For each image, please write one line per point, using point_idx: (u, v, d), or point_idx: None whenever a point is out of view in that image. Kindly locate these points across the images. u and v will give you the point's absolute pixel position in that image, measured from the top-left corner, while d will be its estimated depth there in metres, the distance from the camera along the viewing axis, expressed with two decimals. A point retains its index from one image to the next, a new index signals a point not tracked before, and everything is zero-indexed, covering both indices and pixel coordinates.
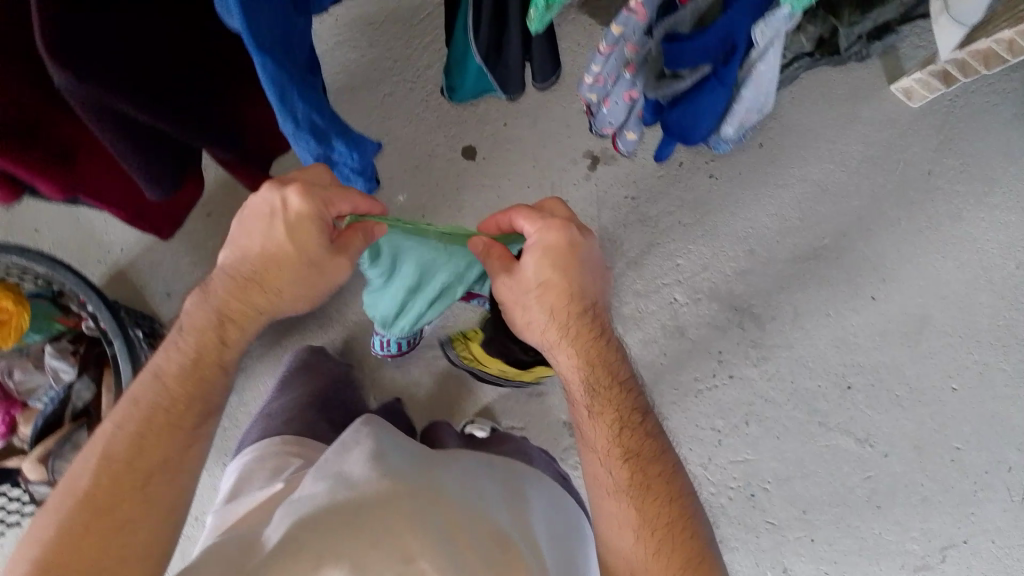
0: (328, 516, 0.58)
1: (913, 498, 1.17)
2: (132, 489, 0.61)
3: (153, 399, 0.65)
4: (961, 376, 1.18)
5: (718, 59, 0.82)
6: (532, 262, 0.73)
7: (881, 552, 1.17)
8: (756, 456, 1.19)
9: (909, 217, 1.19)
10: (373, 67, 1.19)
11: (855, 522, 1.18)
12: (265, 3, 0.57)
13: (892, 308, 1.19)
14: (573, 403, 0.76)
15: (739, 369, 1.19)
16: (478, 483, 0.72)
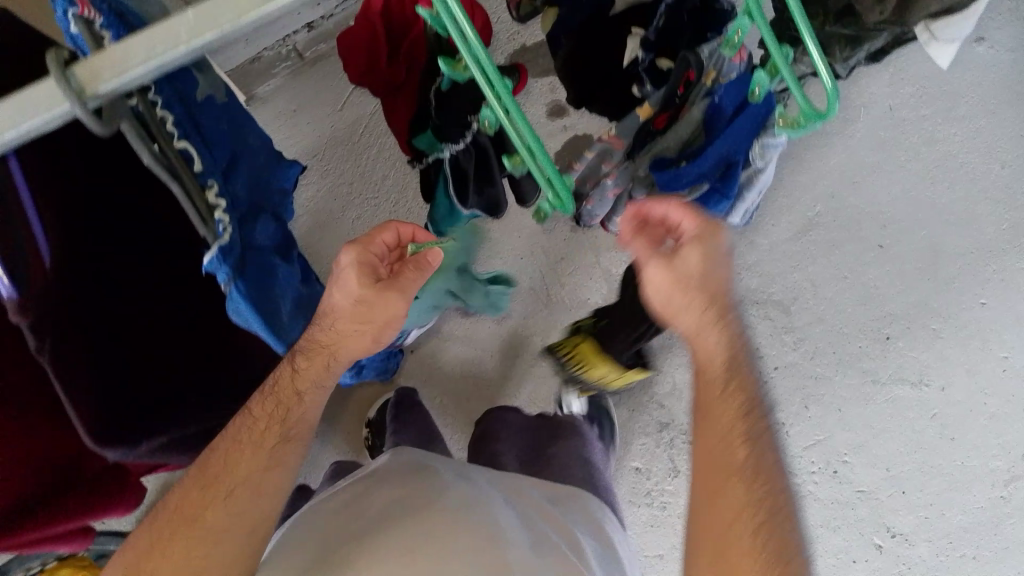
0: (379, 551, 0.60)
1: (982, 419, 1.14)
2: (210, 500, 0.66)
3: (225, 448, 0.68)
4: (989, 287, 1.15)
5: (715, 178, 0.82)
6: (689, 253, 0.67)
7: (968, 479, 1.14)
8: (825, 434, 1.17)
9: (886, 155, 1.21)
10: (332, 198, 1.19)
11: (937, 461, 1.15)
12: (253, 282, 0.66)
13: (902, 249, 1.18)
14: (702, 384, 0.68)
15: (780, 359, 1.19)
16: (508, 500, 0.68)
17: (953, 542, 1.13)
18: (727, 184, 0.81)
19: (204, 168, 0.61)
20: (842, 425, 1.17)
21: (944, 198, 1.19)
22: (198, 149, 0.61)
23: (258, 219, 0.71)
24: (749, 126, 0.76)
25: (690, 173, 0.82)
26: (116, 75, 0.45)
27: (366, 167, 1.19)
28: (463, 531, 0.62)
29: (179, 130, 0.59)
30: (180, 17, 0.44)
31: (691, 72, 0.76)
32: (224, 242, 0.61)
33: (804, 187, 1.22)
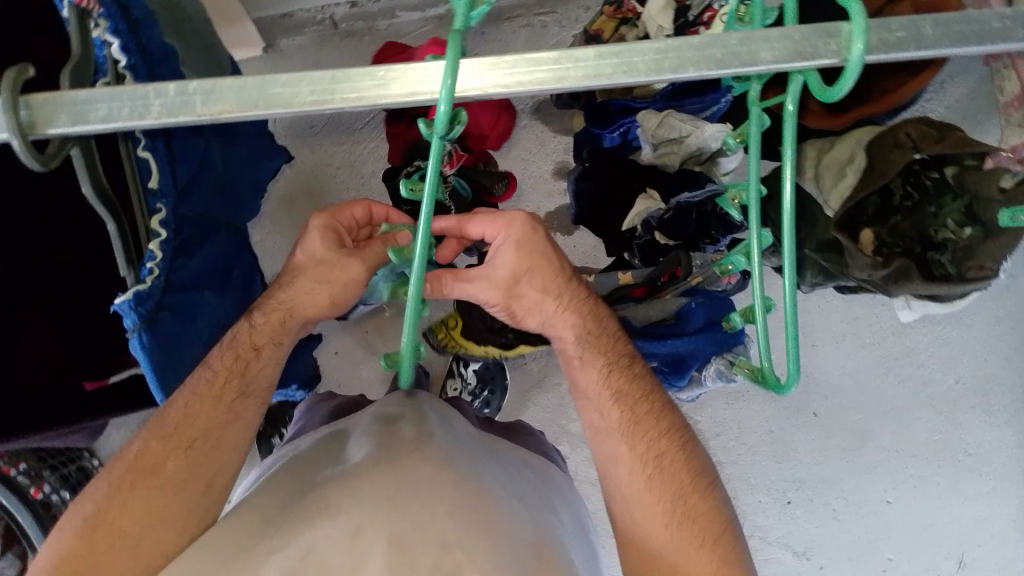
0: (370, 489, 0.48)
1: (926, 513, 1.12)
2: (175, 450, 0.61)
3: (185, 402, 0.63)
4: (950, 403, 1.11)
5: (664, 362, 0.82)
6: (507, 259, 0.63)
7: (909, 559, 1.13)
8: (757, 497, 1.14)
9: None
10: (315, 174, 1.15)
11: (876, 543, 1.13)
12: (166, 342, 0.66)
13: (882, 335, 1.12)
14: (584, 396, 0.68)
15: (724, 419, 1.13)
16: (506, 456, 0.60)
17: None
18: (674, 375, 0.82)
19: (158, 190, 0.64)
20: (791, 484, 1.13)
21: None
22: (161, 163, 0.64)
23: (201, 245, 0.72)
24: (710, 346, 0.78)
25: (643, 355, 0.81)
26: (69, 120, 0.48)
27: (354, 158, 1.15)
28: (455, 460, 0.53)
29: (148, 142, 0.62)
30: (160, 92, 0.48)
31: (677, 268, 0.76)
32: (141, 287, 0.62)
33: None
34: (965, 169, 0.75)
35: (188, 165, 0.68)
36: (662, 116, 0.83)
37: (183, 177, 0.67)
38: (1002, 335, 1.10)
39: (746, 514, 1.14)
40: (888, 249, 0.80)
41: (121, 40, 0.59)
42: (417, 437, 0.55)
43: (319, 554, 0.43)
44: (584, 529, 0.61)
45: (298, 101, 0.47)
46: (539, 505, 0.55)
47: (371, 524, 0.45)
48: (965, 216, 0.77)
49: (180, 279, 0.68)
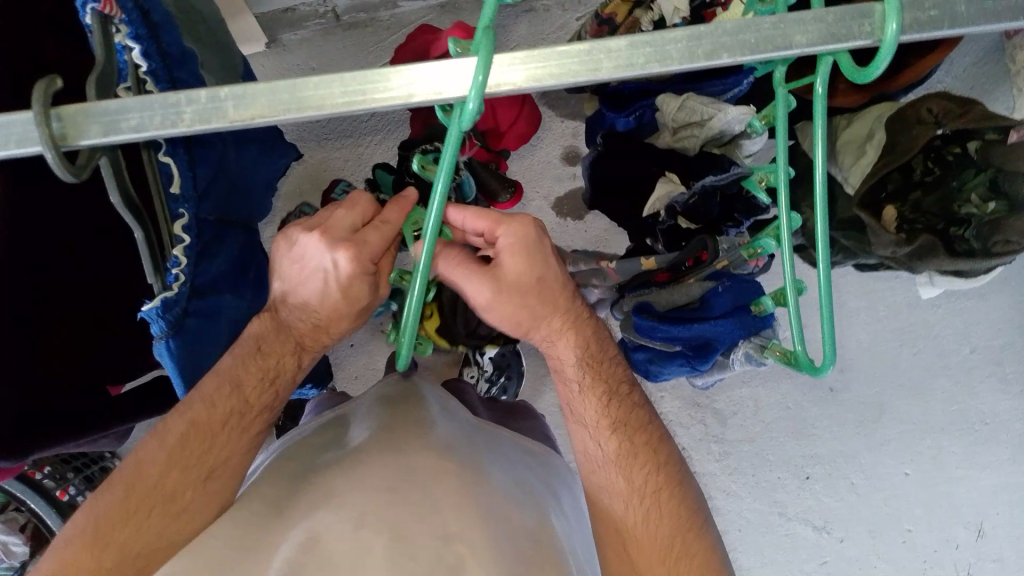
0: (378, 486, 0.48)
1: (943, 482, 1.12)
2: (193, 478, 0.58)
3: (197, 415, 0.61)
4: (966, 373, 1.12)
5: (688, 346, 0.82)
6: (510, 264, 0.63)
7: (928, 530, 1.12)
8: (774, 470, 1.13)
9: None
10: (325, 168, 1.16)
11: (896, 514, 1.12)
12: (190, 344, 0.68)
13: (899, 306, 1.13)
14: (580, 423, 0.68)
15: (741, 397, 1.14)
16: (504, 446, 0.60)
17: None
18: (698, 360, 0.81)
19: (180, 195, 0.65)
20: (809, 459, 1.13)
21: None
22: (182, 168, 0.65)
23: (218, 247, 0.73)
24: (736, 333, 0.77)
25: (668, 339, 0.81)
26: (101, 132, 0.47)
27: (363, 148, 1.16)
28: (460, 451, 0.54)
29: (169, 148, 0.63)
30: (191, 98, 0.47)
31: (703, 252, 0.78)
32: (167, 295, 0.64)
33: None
34: (988, 143, 0.76)
35: (207, 166, 0.69)
36: (683, 99, 0.84)
37: (202, 179, 0.68)
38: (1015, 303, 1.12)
39: (765, 490, 1.13)
40: (910, 226, 0.82)
41: (141, 45, 0.59)
42: (422, 427, 0.56)
43: (325, 544, 0.45)
44: (584, 541, 0.60)
45: (330, 103, 0.46)
46: (543, 496, 0.56)
47: (375, 514, 0.46)
48: (988, 191, 0.79)
49: (200, 281, 0.70)
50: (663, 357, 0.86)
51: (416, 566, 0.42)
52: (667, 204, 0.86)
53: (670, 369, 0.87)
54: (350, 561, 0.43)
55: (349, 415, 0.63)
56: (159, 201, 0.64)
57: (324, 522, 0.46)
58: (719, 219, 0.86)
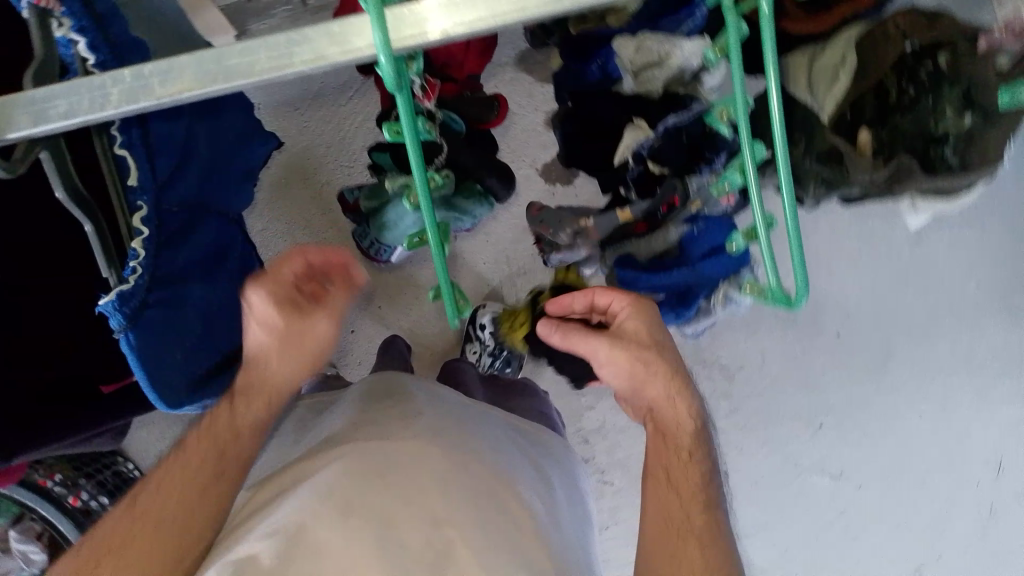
0: (362, 475, 0.45)
1: (896, 505, 1.20)
2: (178, 495, 0.63)
3: (166, 494, 0.63)
4: (942, 394, 1.16)
5: (675, 296, 0.88)
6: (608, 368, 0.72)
7: (883, 558, 1.21)
8: (736, 504, 1.22)
9: (868, 249, 1.13)
10: (306, 157, 1.22)
11: (856, 536, 1.21)
12: (158, 334, 0.65)
13: (857, 344, 1.15)
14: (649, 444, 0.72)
15: (711, 421, 1.20)
16: (490, 429, 0.57)
17: None
18: (681, 306, 0.87)
19: (138, 186, 0.63)
20: (758, 487, 1.21)
21: (913, 311, 1.14)
22: (139, 160, 0.63)
23: (187, 234, 0.70)
24: (716, 270, 0.83)
25: (652, 287, 0.87)
26: (32, 121, 0.47)
27: (335, 136, 1.21)
28: (459, 439, 0.51)
29: (123, 136, 0.61)
30: (116, 79, 0.46)
31: (674, 195, 0.82)
32: (124, 286, 0.61)
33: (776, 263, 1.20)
34: (960, 53, 0.70)
35: (167, 156, 0.66)
36: (637, 40, 0.77)
37: (161, 171, 0.66)
38: (989, 340, 1.14)
39: (723, 509, 1.21)
40: (884, 155, 0.76)
41: (86, 38, 0.55)
42: (408, 417, 0.53)
43: (311, 533, 0.42)
44: (572, 514, 0.57)
45: (258, 69, 0.45)
46: (526, 473, 0.53)
47: (361, 501, 0.43)
48: (964, 104, 0.71)
49: (168, 261, 0.67)
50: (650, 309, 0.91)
51: (405, 555, 0.41)
52: (634, 152, 0.83)
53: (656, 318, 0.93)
54: (332, 564, 0.40)
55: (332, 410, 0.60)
56: (114, 194, 0.62)
57: (297, 511, 0.43)
58: (689, 161, 0.82)
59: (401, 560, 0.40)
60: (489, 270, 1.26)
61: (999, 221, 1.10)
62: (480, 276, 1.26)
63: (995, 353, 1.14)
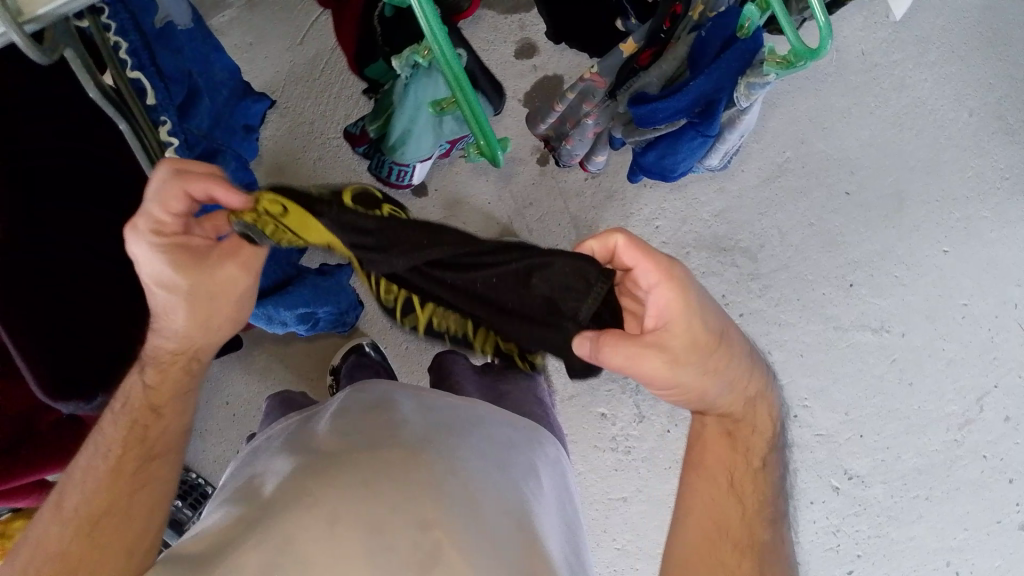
0: (357, 483, 0.54)
1: (940, 363, 1.21)
2: (121, 500, 0.61)
3: (94, 486, 0.62)
4: (947, 230, 1.21)
5: (695, 111, 0.85)
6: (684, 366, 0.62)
7: (925, 423, 1.20)
8: (788, 379, 1.21)
9: (857, 102, 1.23)
10: (293, 137, 1.18)
11: (895, 406, 1.21)
12: None
13: (868, 197, 1.22)
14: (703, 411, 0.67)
15: (747, 305, 1.21)
16: (483, 432, 0.65)
17: (907, 483, 1.20)
18: (707, 123, 0.84)
19: (157, 104, 0.64)
20: (806, 368, 1.21)
21: (913, 150, 1.22)
22: (152, 81, 0.64)
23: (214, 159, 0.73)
24: (734, 63, 0.79)
25: (675, 110, 0.84)
26: None
27: (314, 110, 1.18)
28: (427, 453, 0.58)
29: (132, 59, 0.62)
30: None
31: (677, 5, 0.82)
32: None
33: (776, 132, 1.22)
34: None
35: (180, 83, 0.69)
36: None
37: (177, 98, 0.68)
38: (994, 160, 1.22)
39: (780, 388, 1.21)
40: None
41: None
42: (390, 432, 0.61)
43: (299, 545, 0.50)
44: (560, 508, 0.66)
45: None
46: (516, 475, 0.62)
47: (347, 513, 0.51)
48: None
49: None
50: (676, 139, 0.91)
51: (392, 559, 0.49)
52: None
53: (684, 147, 0.91)
54: (324, 560, 0.49)
55: (311, 416, 0.69)
56: (138, 110, 0.62)
57: (296, 517, 0.52)
58: None
59: (390, 563, 0.49)
60: (498, 212, 1.21)
61: (979, 54, 1.23)
62: (488, 215, 1.21)
63: (1012, 165, 1.22)
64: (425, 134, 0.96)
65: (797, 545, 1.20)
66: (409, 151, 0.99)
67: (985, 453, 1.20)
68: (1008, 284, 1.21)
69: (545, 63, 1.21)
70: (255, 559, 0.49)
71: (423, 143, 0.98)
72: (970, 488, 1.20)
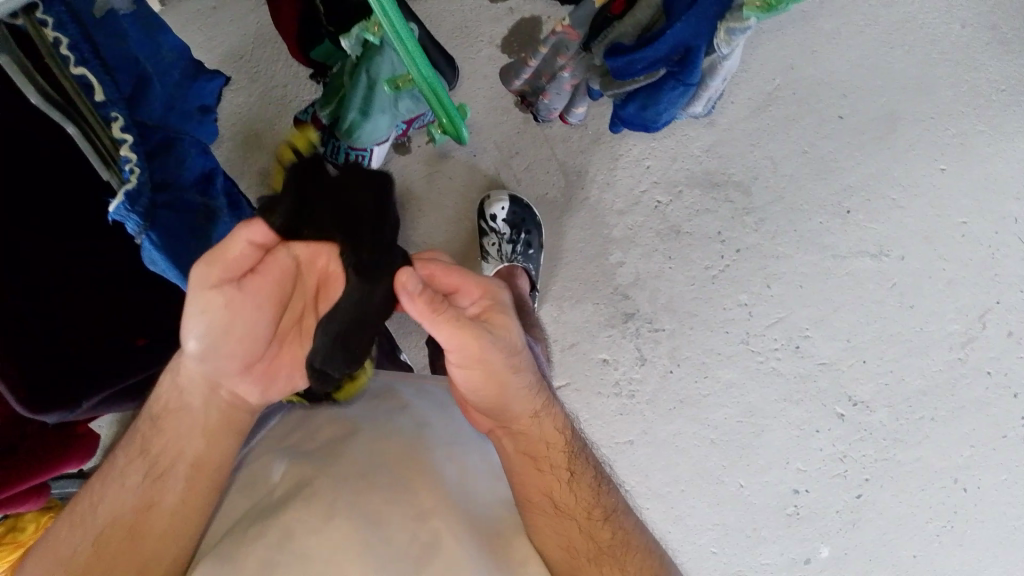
0: (344, 480, 0.57)
1: (939, 284, 1.19)
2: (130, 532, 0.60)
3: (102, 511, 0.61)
4: (941, 146, 1.19)
5: (672, 61, 0.80)
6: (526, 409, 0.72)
7: (928, 344, 1.20)
8: (788, 312, 1.20)
9: (844, 23, 1.19)
10: (267, 102, 1.15)
11: (895, 328, 1.20)
12: (170, 228, 0.63)
13: (861, 120, 1.19)
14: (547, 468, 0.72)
15: (743, 240, 1.19)
16: (443, 426, 0.70)
17: (913, 406, 1.20)
18: (685, 71, 0.79)
19: (106, 99, 0.58)
20: (805, 300, 1.20)
21: (902, 69, 1.19)
22: (97, 76, 0.58)
23: (175, 146, 0.66)
24: (713, 8, 0.74)
25: (651, 60, 0.79)
26: None
27: (287, 73, 1.15)
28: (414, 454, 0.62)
29: (74, 54, 0.56)
30: None
31: None
32: (129, 185, 0.57)
33: (764, 61, 1.19)
34: None
35: (126, 72, 0.62)
36: None
37: (125, 89, 0.62)
38: (987, 74, 1.18)
39: (780, 321, 1.20)
40: None
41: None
42: (368, 433, 0.64)
43: (301, 538, 0.53)
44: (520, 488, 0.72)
45: None
46: (475, 463, 0.67)
47: (348, 507, 0.55)
48: None
49: (167, 179, 0.65)
50: (654, 90, 0.86)
51: (393, 548, 0.53)
52: None
53: (665, 98, 0.85)
54: (326, 552, 0.52)
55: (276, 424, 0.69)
56: (84, 107, 0.56)
57: (295, 510, 0.55)
58: None
59: (392, 553, 0.52)
60: (485, 163, 1.19)
61: None
62: (475, 167, 1.19)
63: (1009, 76, 1.18)
64: (376, 119, 0.92)
65: (803, 474, 1.20)
66: (366, 131, 0.94)
67: (988, 369, 1.19)
68: (1006, 200, 1.19)
69: (520, 7, 1.17)
70: (256, 554, 0.52)
71: (381, 129, 0.94)
72: (974, 407, 1.20)
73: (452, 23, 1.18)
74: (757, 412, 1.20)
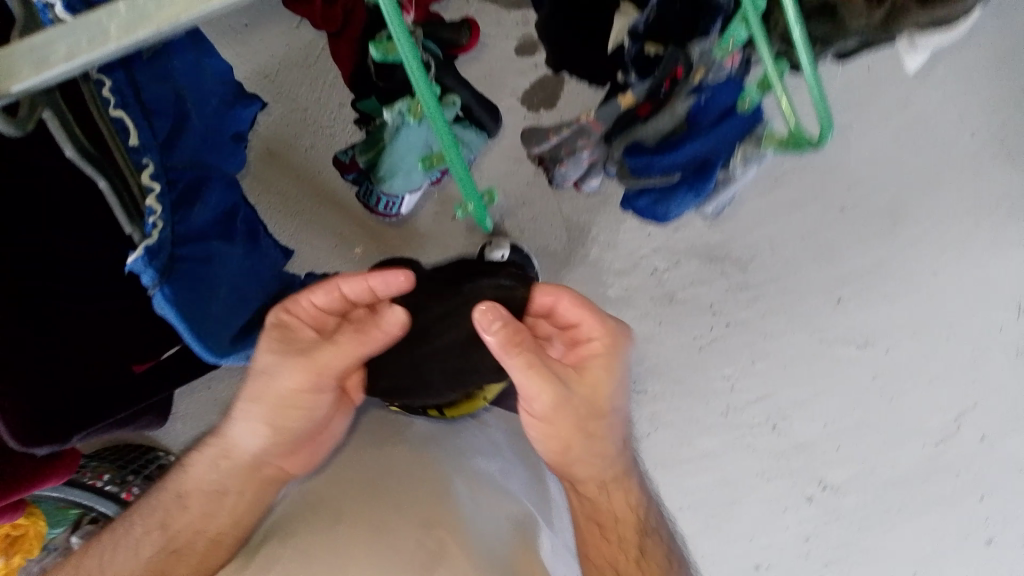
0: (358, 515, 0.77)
1: (921, 379, 1.19)
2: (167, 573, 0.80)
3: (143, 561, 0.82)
4: (950, 245, 1.17)
5: (687, 170, 0.82)
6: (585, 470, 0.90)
7: (903, 435, 1.21)
8: (773, 390, 1.23)
9: (858, 117, 1.21)
10: (288, 124, 1.17)
11: (873, 419, 1.21)
12: (185, 285, 0.65)
13: (865, 211, 1.20)
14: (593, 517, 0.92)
15: (735, 315, 1.23)
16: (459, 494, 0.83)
17: (882, 495, 1.21)
18: (699, 181, 0.80)
19: (140, 145, 0.62)
20: (787, 380, 1.22)
21: (911, 165, 1.19)
22: (136, 120, 0.63)
23: (200, 190, 0.69)
24: (734, 130, 0.78)
25: (665, 166, 0.81)
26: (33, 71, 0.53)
27: (310, 98, 1.16)
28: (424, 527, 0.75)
29: (115, 98, 0.62)
30: (110, 15, 0.52)
31: (677, 68, 0.78)
32: (151, 240, 0.60)
33: None
34: None
35: (162, 117, 0.66)
36: None
37: (160, 134, 0.65)
38: (990, 182, 1.15)
39: (760, 398, 1.23)
40: None
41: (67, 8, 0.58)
42: (379, 495, 0.81)
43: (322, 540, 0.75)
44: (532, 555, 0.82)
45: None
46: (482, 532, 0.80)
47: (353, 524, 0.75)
48: None
49: (185, 232, 0.67)
50: (662, 197, 0.85)
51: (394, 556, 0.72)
52: (631, 27, 0.81)
53: (675, 207, 0.85)
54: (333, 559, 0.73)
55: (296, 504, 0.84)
56: (118, 156, 0.61)
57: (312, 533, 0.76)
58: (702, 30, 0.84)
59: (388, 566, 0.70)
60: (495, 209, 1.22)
61: (988, 75, 1.16)
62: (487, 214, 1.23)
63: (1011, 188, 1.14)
64: (405, 176, 0.94)
65: (766, 549, 1.23)
66: (399, 183, 0.96)
67: (958, 470, 1.19)
68: (993, 308, 1.16)
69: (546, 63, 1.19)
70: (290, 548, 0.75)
71: (407, 185, 0.97)
72: (942, 504, 1.20)
73: (478, 72, 1.20)
74: (729, 482, 1.24)
